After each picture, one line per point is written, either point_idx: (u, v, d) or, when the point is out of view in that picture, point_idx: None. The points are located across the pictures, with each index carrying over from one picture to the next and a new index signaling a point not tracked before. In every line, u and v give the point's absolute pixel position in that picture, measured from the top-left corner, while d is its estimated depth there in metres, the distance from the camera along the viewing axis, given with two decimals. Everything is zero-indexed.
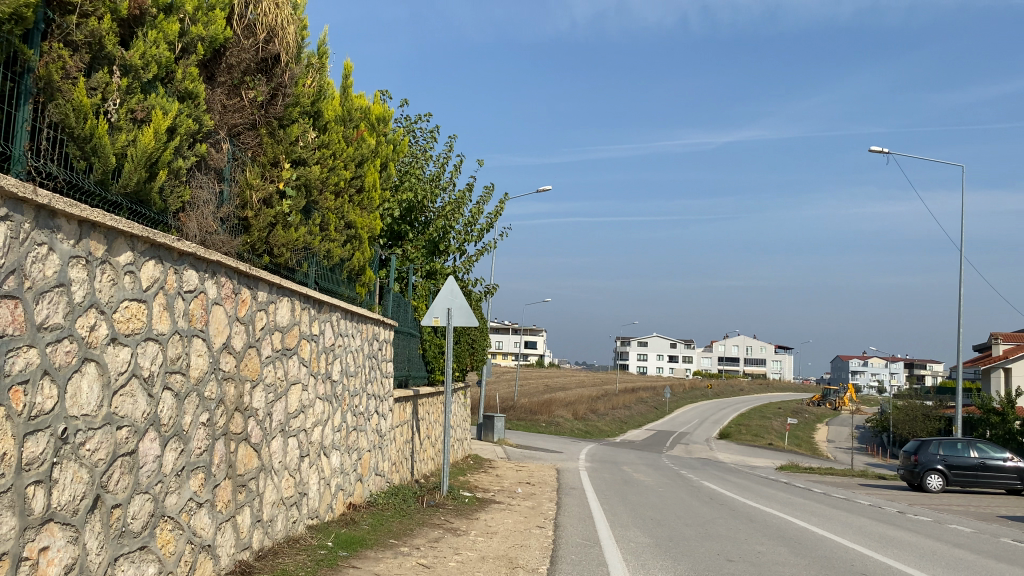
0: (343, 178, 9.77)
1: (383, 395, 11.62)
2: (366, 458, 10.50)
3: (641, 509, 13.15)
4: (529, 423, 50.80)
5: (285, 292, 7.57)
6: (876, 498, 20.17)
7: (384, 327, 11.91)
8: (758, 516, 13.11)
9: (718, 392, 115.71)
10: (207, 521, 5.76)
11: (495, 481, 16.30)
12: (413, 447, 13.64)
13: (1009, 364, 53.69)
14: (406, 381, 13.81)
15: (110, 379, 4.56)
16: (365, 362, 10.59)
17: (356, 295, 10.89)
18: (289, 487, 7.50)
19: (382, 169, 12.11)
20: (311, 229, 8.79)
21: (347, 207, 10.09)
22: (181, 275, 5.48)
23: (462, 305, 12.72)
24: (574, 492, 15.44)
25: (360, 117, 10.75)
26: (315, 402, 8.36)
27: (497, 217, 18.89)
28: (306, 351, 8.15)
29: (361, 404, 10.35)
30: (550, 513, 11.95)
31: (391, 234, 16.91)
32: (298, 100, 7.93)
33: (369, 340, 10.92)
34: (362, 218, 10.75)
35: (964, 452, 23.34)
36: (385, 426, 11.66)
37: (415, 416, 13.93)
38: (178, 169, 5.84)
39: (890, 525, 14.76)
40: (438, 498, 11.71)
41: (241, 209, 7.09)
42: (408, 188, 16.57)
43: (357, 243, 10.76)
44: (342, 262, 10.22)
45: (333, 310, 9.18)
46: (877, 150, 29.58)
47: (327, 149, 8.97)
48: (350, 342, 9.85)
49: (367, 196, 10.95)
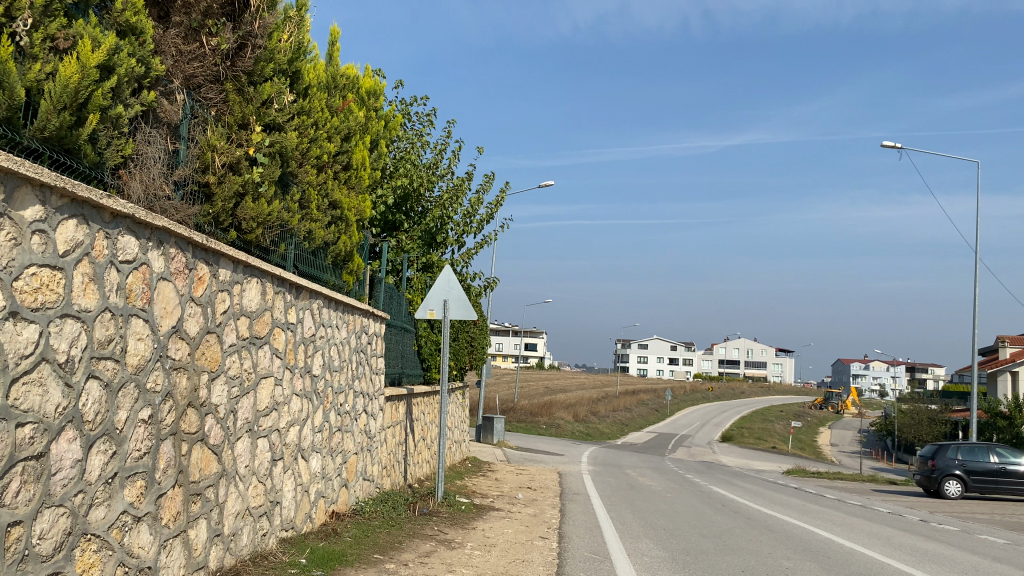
0: (327, 152, 8.83)
1: (373, 394, 10.68)
2: (353, 461, 9.56)
3: (652, 517, 12.20)
4: (529, 425, 49.70)
5: (254, 272, 6.62)
6: (895, 505, 19.15)
7: (373, 319, 10.94)
8: (778, 527, 12.18)
9: (720, 395, 114.77)
10: (148, 539, 4.81)
11: (494, 485, 15.34)
12: (406, 450, 12.69)
13: (1015, 366, 52.66)
14: (399, 379, 12.85)
15: (8, 364, 3.61)
16: (352, 357, 9.65)
17: (343, 284, 9.96)
18: (259, 495, 6.57)
19: (373, 147, 11.13)
20: (290, 206, 7.86)
21: (331, 184, 9.16)
22: (115, 241, 4.52)
23: (460, 297, 11.74)
24: (579, 498, 14.50)
25: (347, 87, 9.80)
26: (291, 399, 7.41)
27: (498, 207, 17.90)
28: (281, 341, 7.23)
29: (347, 402, 9.40)
30: (554, 523, 11.02)
31: (385, 224, 15.93)
32: (272, 56, 7.00)
33: (357, 333, 9.95)
34: (350, 200, 9.82)
35: (984, 456, 22.32)
36: (375, 427, 10.72)
37: (408, 416, 12.98)
38: (118, 117, 4.90)
39: (919, 535, 13.83)
40: (432, 505, 10.75)
41: (200, 173, 6.16)
42: (402, 176, 15.57)
43: (346, 228, 9.82)
44: (327, 246, 9.27)
45: (315, 297, 8.25)
46: (890, 145, 28.74)
47: (306, 117, 8.05)
48: (334, 334, 8.91)
49: (354, 174, 10.01)
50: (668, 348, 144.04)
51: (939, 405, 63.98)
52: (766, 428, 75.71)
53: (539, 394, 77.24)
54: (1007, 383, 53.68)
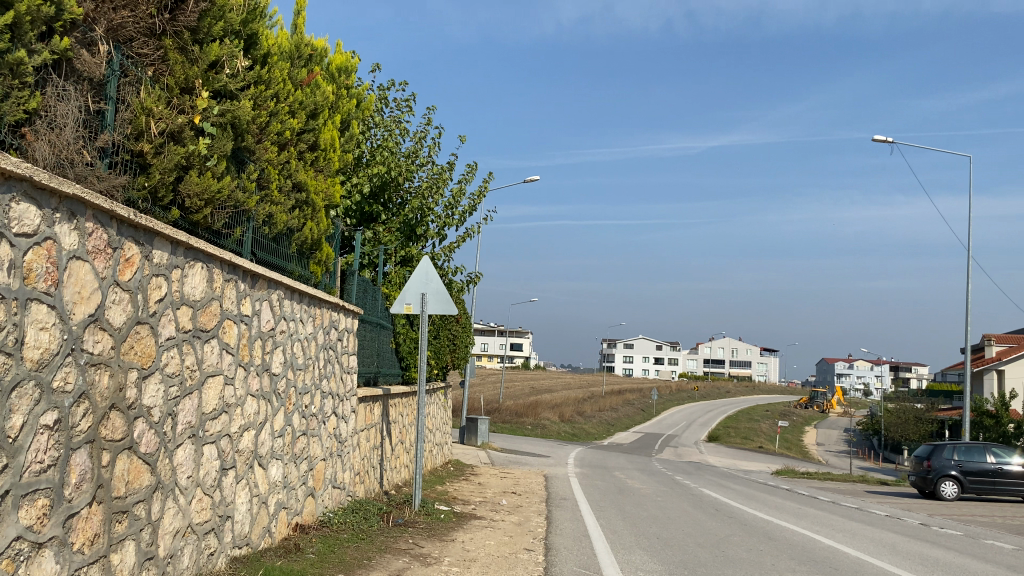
0: (289, 129, 8.08)
1: (345, 394, 9.91)
2: (320, 468, 8.78)
3: (643, 525, 11.45)
4: (514, 426, 48.89)
5: (200, 256, 5.82)
6: (891, 507, 18.49)
7: (346, 313, 10.15)
8: (778, 534, 11.51)
9: (706, 395, 114.43)
10: (53, 570, 4.01)
11: (476, 490, 14.57)
12: (382, 454, 11.92)
13: (1001, 365, 52.40)
14: (374, 378, 12.08)
15: None
16: (319, 355, 8.87)
17: (310, 275, 9.18)
18: (204, 510, 5.77)
19: (345, 128, 10.34)
20: (244, 186, 7.09)
21: (295, 165, 8.39)
22: (6, 208, 3.70)
23: (438, 291, 10.95)
24: (566, 503, 13.75)
25: (313, 60, 9.04)
26: (245, 400, 6.62)
27: (481, 198, 17.12)
28: (233, 335, 6.44)
29: (313, 404, 8.61)
30: (539, 533, 10.27)
31: (361, 215, 15.13)
32: (221, 13, 6.23)
33: (325, 328, 9.17)
34: (318, 183, 9.05)
35: (979, 457, 21.76)
36: (346, 430, 9.94)
37: (384, 418, 12.21)
38: (17, 64, 4.15)
39: (923, 540, 13.17)
40: (408, 515, 9.96)
41: (133, 140, 5.34)
42: (378, 164, 14.79)
43: (315, 214, 9.04)
44: (290, 233, 8.49)
45: (276, 288, 7.48)
46: (882, 139, 28.25)
47: (264, 88, 7.32)
48: (298, 329, 8.12)
49: (322, 155, 9.24)
50: (654, 348, 143.71)
51: (925, 404, 63.74)
52: (752, 427, 75.36)
53: (525, 395, 76.59)
54: (993, 382, 53.38)
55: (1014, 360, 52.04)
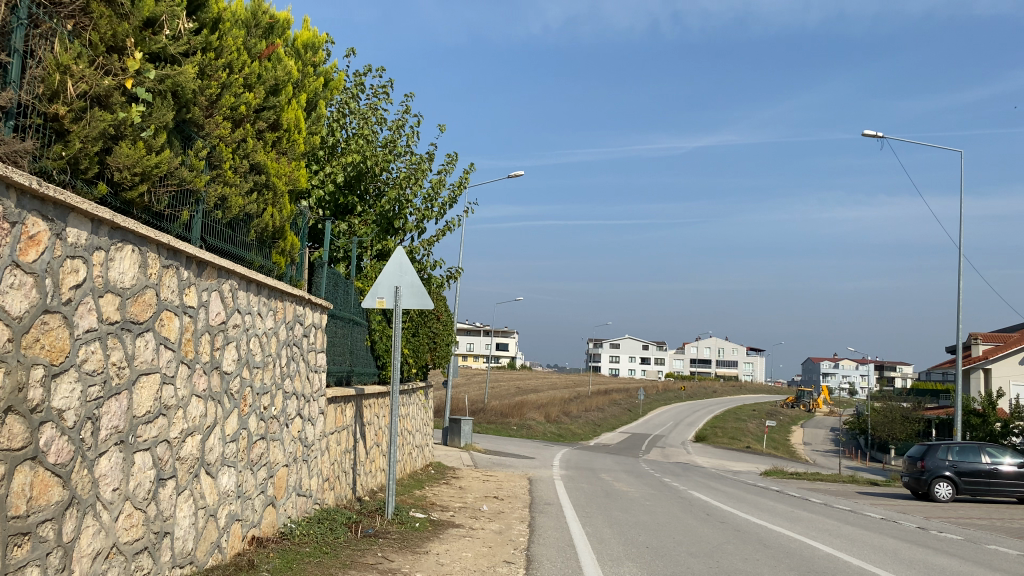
0: (245, 104, 7.40)
1: (311, 395, 9.20)
2: (281, 475, 8.09)
3: (632, 534, 10.79)
4: (499, 427, 48.09)
5: (130, 237, 5.10)
6: (885, 510, 17.89)
7: (313, 308, 9.45)
8: (775, 542, 10.86)
9: (692, 394, 114.14)
10: None
11: (456, 495, 13.88)
12: (354, 458, 11.21)
13: (987, 365, 52.06)
14: (346, 378, 11.38)
15: None
16: (281, 352, 8.16)
17: (273, 266, 8.48)
18: (134, 528, 5.05)
19: (311, 109, 9.65)
20: (190, 164, 6.42)
21: (252, 144, 7.70)
22: None
23: (413, 284, 10.27)
24: (550, 509, 13.08)
25: (274, 32, 8.35)
26: (188, 402, 5.92)
27: (462, 190, 16.42)
28: (174, 329, 5.74)
29: (274, 405, 7.92)
30: (521, 543, 9.58)
31: (336, 207, 14.40)
32: None
33: (288, 323, 8.46)
34: (281, 166, 8.36)
35: (974, 457, 21.25)
36: (313, 433, 9.23)
37: (357, 420, 11.51)
38: None
39: (924, 546, 12.56)
40: (379, 524, 9.26)
41: (45, 102, 4.63)
42: (354, 152, 14.07)
43: (277, 200, 8.35)
44: (248, 219, 7.78)
45: (228, 278, 6.77)
46: (870, 134, 27.84)
47: (213, 55, 6.66)
48: (255, 323, 7.41)
49: (285, 136, 8.54)
50: (640, 347, 143.34)
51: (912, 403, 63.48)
52: (738, 427, 74.89)
53: (511, 395, 75.82)
54: (980, 381, 53.09)
55: (1001, 359, 51.82)
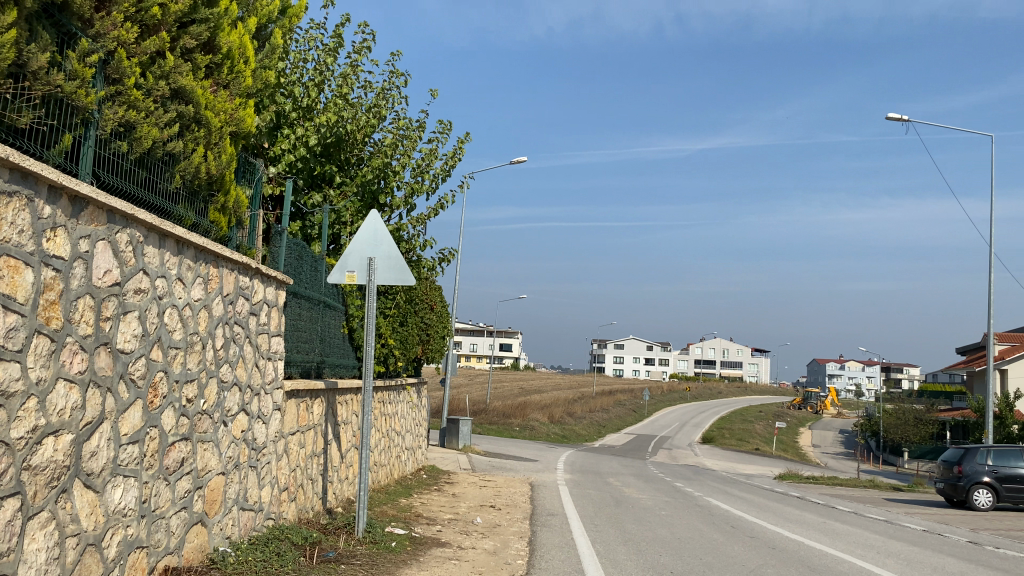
0: (159, 8, 5.77)
1: (262, 387, 7.53)
2: (215, 486, 6.40)
3: (650, 555, 9.02)
4: (501, 428, 46.38)
5: None
6: (925, 520, 16.11)
7: (266, 281, 7.78)
8: (821, 563, 9.11)
9: (697, 395, 112.39)
10: None
11: (447, 504, 12.20)
12: (324, 463, 9.55)
13: (1004, 365, 50.14)
14: (315, 368, 9.72)
15: None
16: (214, 331, 6.47)
17: (209, 226, 6.81)
18: None
19: (263, 41, 7.97)
20: (69, 70, 4.78)
21: (174, 62, 6.04)
22: None
23: (390, 255, 8.58)
24: (553, 522, 11.36)
25: None
26: (47, 388, 4.22)
27: (456, 161, 14.70)
28: (25, 285, 4.06)
29: (203, 398, 6.25)
30: (519, 568, 7.86)
31: (311, 176, 12.76)
32: None
33: (227, 297, 6.76)
34: (219, 98, 6.67)
35: (1016, 461, 19.50)
36: (265, 434, 7.55)
37: (329, 418, 9.84)
38: None
39: (991, 566, 10.74)
40: (344, 545, 7.58)
41: None
42: (331, 113, 12.40)
43: (215, 142, 6.67)
44: (171, 160, 6.10)
45: (127, 225, 5.10)
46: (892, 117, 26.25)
47: None
48: (172, 290, 5.72)
49: (224, 61, 6.85)
50: (644, 347, 141.58)
51: (926, 404, 61.67)
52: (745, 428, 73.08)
53: (514, 394, 74.19)
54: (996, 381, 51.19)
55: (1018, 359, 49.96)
